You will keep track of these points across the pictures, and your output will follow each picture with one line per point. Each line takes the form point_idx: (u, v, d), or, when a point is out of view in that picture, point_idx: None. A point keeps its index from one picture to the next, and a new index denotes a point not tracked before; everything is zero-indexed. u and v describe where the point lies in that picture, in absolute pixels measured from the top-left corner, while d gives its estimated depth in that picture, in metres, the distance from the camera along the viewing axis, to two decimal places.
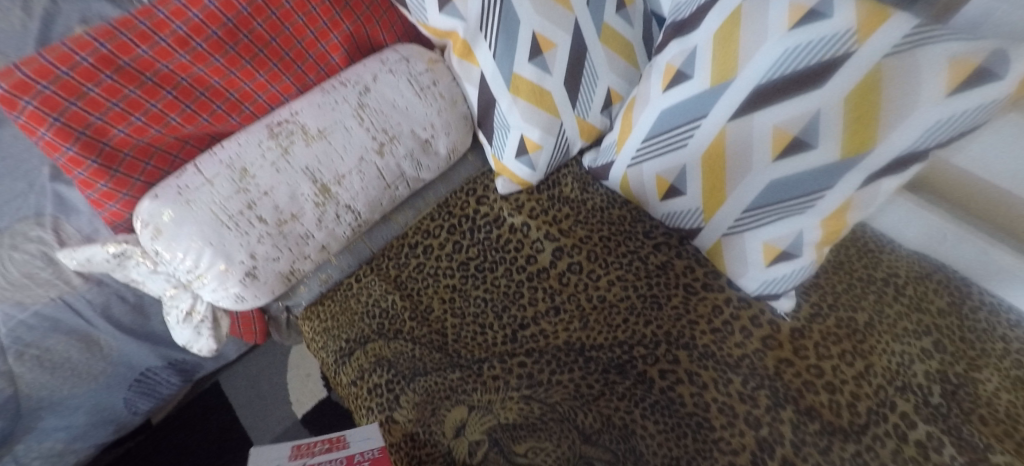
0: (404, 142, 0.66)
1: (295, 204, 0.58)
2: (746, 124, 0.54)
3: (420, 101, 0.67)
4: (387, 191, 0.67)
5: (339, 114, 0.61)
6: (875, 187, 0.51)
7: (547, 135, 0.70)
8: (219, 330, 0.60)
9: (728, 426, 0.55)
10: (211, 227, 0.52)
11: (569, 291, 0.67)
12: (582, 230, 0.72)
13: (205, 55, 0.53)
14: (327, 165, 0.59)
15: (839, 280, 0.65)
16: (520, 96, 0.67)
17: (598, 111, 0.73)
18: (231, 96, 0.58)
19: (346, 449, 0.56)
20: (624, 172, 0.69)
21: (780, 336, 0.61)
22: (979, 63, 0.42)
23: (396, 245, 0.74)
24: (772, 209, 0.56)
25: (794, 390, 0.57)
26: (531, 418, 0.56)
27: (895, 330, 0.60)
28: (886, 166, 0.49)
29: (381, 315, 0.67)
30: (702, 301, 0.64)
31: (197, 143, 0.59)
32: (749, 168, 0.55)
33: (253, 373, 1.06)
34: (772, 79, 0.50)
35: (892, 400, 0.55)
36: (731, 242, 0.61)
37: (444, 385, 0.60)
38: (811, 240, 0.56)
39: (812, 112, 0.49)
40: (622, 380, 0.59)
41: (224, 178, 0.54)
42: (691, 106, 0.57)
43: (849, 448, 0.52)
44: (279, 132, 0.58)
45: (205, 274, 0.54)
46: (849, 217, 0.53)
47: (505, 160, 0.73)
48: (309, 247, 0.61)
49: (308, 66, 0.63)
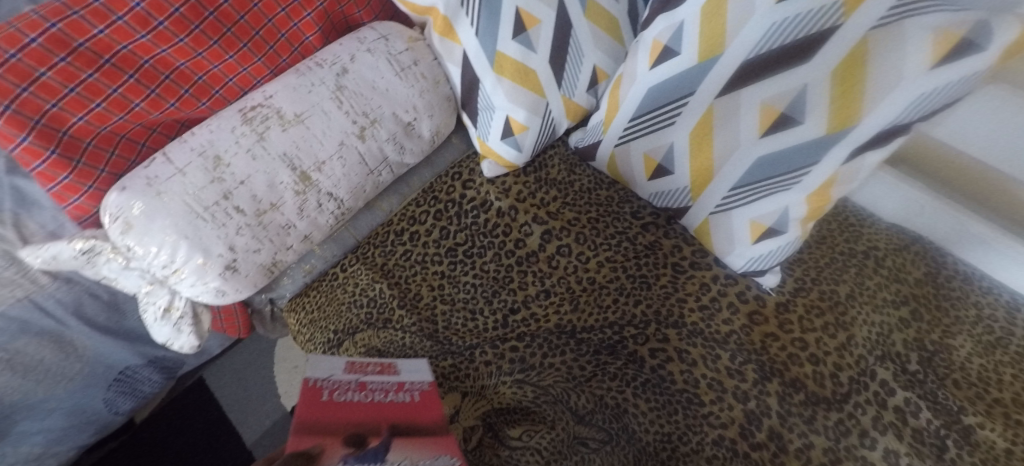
0: (386, 126, 0.64)
1: (274, 193, 0.56)
2: (733, 101, 0.54)
3: (401, 82, 0.65)
4: (370, 177, 0.65)
5: (316, 97, 0.58)
6: (858, 161, 0.51)
7: (533, 115, 0.68)
8: (200, 326, 0.59)
9: (717, 401, 0.56)
10: (186, 219, 0.50)
11: (558, 273, 0.66)
12: (570, 212, 0.72)
13: (168, 35, 0.49)
14: (306, 151, 0.57)
15: (821, 254, 0.67)
16: (505, 75, 0.65)
17: (584, 91, 0.71)
18: (199, 78, 0.55)
19: (397, 376, 0.55)
20: (612, 152, 0.69)
21: (765, 310, 0.62)
22: (963, 35, 0.42)
23: (381, 232, 0.72)
24: (758, 186, 0.56)
25: (779, 364, 0.58)
26: (524, 402, 0.58)
27: (875, 301, 0.62)
28: (870, 140, 0.49)
29: (369, 304, 0.66)
30: (690, 280, 0.65)
31: (164, 131, 0.55)
32: (736, 145, 0.55)
33: (239, 367, 1.04)
34: (759, 54, 0.50)
35: (872, 369, 0.57)
36: (719, 220, 0.62)
37: (437, 372, 0.60)
38: (796, 217, 0.56)
39: (798, 87, 0.49)
40: (614, 361, 0.60)
41: (196, 168, 0.51)
42: (680, 83, 0.57)
43: (832, 416, 0.54)
44: (252, 116, 0.55)
45: (183, 268, 0.52)
46: (833, 192, 0.53)
47: (490, 142, 0.72)
48: (291, 237, 0.59)
49: (280, 46, 0.60)
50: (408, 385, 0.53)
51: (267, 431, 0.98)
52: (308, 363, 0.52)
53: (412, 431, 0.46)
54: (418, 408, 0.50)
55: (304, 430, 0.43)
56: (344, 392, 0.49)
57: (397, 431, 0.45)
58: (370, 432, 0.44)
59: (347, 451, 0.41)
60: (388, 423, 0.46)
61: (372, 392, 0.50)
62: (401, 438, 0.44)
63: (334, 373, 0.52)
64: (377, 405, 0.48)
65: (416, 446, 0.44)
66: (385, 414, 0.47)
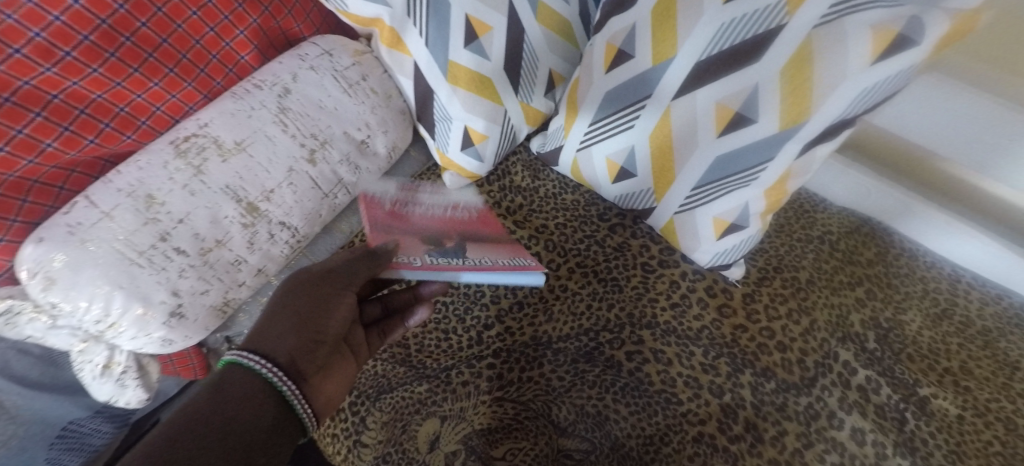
0: (338, 146, 0.61)
1: (218, 229, 0.52)
2: (690, 102, 0.54)
3: (350, 100, 0.62)
4: (326, 201, 0.61)
5: (258, 122, 0.55)
6: (810, 155, 0.52)
7: (491, 124, 0.67)
8: (148, 378, 0.55)
9: (695, 397, 0.56)
10: (118, 268, 0.45)
11: (531, 282, 0.65)
12: (538, 219, 0.71)
13: (78, 66, 0.44)
14: (251, 180, 0.54)
15: (781, 242, 0.69)
16: (459, 85, 0.63)
17: (541, 95, 0.71)
18: (121, 110, 0.50)
19: (451, 201, 0.67)
20: (574, 157, 0.68)
21: (733, 303, 0.63)
22: (898, 31, 0.43)
23: (343, 255, 0.69)
24: (719, 184, 0.57)
25: (749, 354, 0.59)
26: (506, 419, 0.57)
27: (833, 283, 0.64)
28: (820, 134, 0.50)
29: None
30: (659, 279, 0.65)
31: (86, 170, 0.50)
32: (695, 145, 0.55)
33: None
34: (711, 55, 0.51)
35: (834, 350, 0.59)
36: (684, 219, 0.62)
37: (414, 398, 0.58)
38: (756, 211, 0.57)
39: (750, 86, 0.50)
40: (592, 369, 0.59)
41: (126, 209, 0.47)
42: (637, 86, 0.57)
43: (802, 401, 0.56)
44: (187, 148, 0.51)
45: (121, 321, 0.47)
46: (788, 185, 0.55)
47: (450, 154, 0.70)
48: (242, 273, 0.55)
49: (212, 68, 0.56)
50: (461, 208, 0.65)
51: None
52: (359, 186, 0.62)
53: (474, 236, 0.58)
54: (476, 223, 0.62)
55: (388, 225, 0.54)
56: (411, 205, 0.61)
57: (465, 236, 0.57)
58: (445, 235, 0.56)
59: (428, 248, 0.52)
60: (455, 230, 0.58)
61: (433, 209, 0.63)
62: (472, 241, 0.56)
63: (390, 191, 0.62)
64: (441, 218, 0.61)
65: (486, 246, 0.56)
66: (451, 223, 0.60)
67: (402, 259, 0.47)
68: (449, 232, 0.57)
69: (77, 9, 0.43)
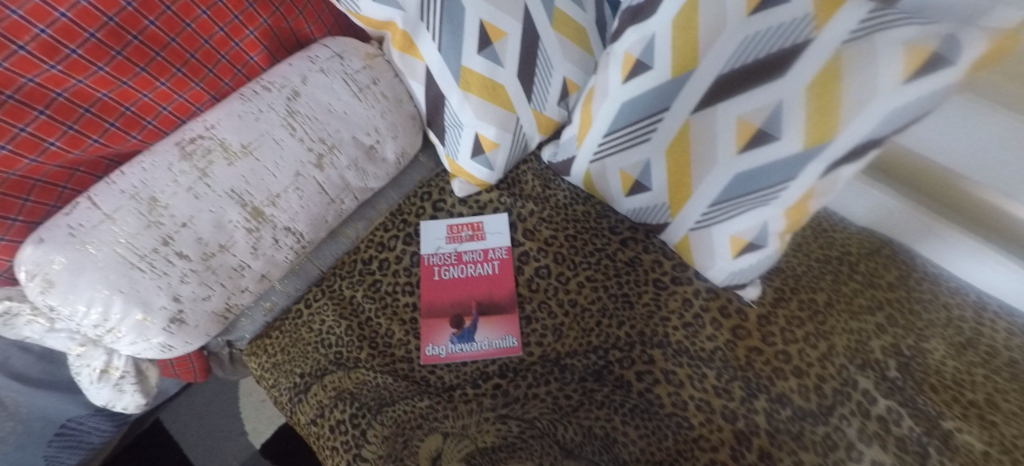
0: (347, 151, 0.60)
1: (222, 233, 0.51)
2: (710, 116, 0.52)
3: (360, 104, 0.61)
4: (333, 206, 0.61)
5: (265, 125, 0.54)
6: (835, 175, 0.50)
7: (503, 132, 0.65)
8: (147, 383, 0.54)
9: (707, 423, 0.55)
10: (118, 273, 0.44)
11: (538, 297, 0.65)
12: (547, 229, 0.69)
13: (83, 64, 0.44)
14: (257, 184, 0.53)
15: (799, 262, 0.67)
16: (472, 91, 0.61)
17: (555, 103, 0.69)
18: (126, 109, 0.49)
19: (484, 243, 0.68)
20: (587, 168, 0.67)
21: (748, 324, 0.61)
22: (933, 50, 0.41)
23: (348, 261, 0.68)
24: (737, 202, 0.55)
25: (765, 379, 0.57)
26: (510, 438, 0.54)
27: (852, 308, 0.62)
28: (846, 154, 0.48)
29: (338, 344, 0.62)
30: (672, 296, 0.63)
31: (89, 170, 0.50)
32: (714, 160, 0.54)
33: (200, 406, 0.96)
34: (733, 68, 0.49)
35: (853, 378, 0.57)
36: (699, 236, 0.60)
37: (415, 413, 0.56)
38: (776, 231, 0.55)
39: (774, 102, 0.48)
40: (601, 388, 0.57)
41: (128, 212, 0.46)
42: (655, 98, 0.55)
43: (819, 430, 0.54)
44: (192, 150, 0.50)
45: (119, 327, 0.46)
46: (810, 205, 0.53)
47: (460, 162, 0.69)
48: (246, 278, 0.55)
49: (221, 69, 0.55)
50: (491, 254, 0.67)
51: None
52: (423, 235, 0.69)
53: (490, 307, 0.63)
54: (499, 280, 0.66)
55: (427, 313, 0.63)
56: (447, 268, 0.67)
57: (483, 309, 0.63)
58: (464, 312, 0.63)
59: (452, 330, 0.62)
60: (475, 301, 0.64)
61: (466, 266, 0.67)
62: (485, 316, 0.63)
63: (439, 247, 0.68)
64: (469, 279, 0.66)
65: (492, 324, 0.62)
66: (475, 290, 0.65)
67: (429, 351, 0.61)
68: (470, 303, 0.64)
69: (84, 6, 0.42)
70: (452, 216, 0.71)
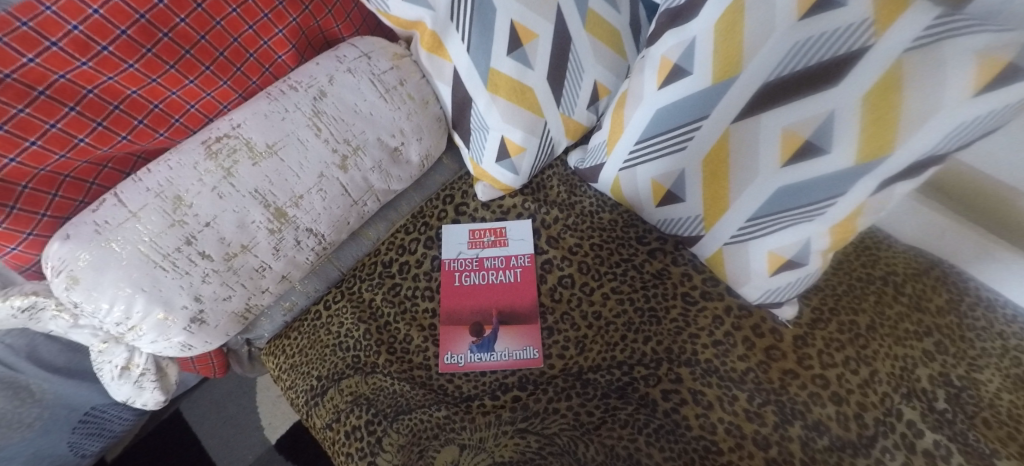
0: (371, 152, 0.59)
1: (244, 233, 0.50)
2: (753, 126, 0.50)
3: (386, 105, 0.59)
4: (355, 208, 0.60)
5: (291, 125, 0.53)
6: (888, 192, 0.47)
7: (530, 136, 0.63)
8: (166, 380, 0.54)
9: (737, 448, 0.52)
10: (141, 271, 0.44)
11: (561, 308, 0.63)
12: (572, 237, 0.67)
13: (114, 61, 0.43)
14: (281, 185, 0.52)
15: (839, 281, 0.63)
16: (499, 94, 0.60)
17: (584, 108, 0.66)
18: (155, 106, 0.49)
19: (506, 249, 0.67)
20: (616, 175, 0.64)
21: (782, 345, 0.58)
22: (1008, 61, 0.37)
23: (368, 263, 0.67)
24: (778, 217, 0.52)
25: (800, 404, 0.54)
26: (528, 454, 0.52)
27: (897, 332, 0.58)
28: (902, 171, 0.44)
29: (356, 348, 0.61)
30: (702, 312, 0.61)
31: (117, 166, 0.50)
32: (755, 173, 0.51)
33: (218, 398, 0.96)
34: (780, 76, 0.46)
35: (897, 408, 0.53)
36: (735, 250, 0.57)
37: (431, 423, 0.55)
38: (819, 248, 0.52)
39: (825, 113, 0.45)
40: (625, 406, 0.55)
41: (153, 210, 0.45)
42: (694, 105, 0.52)
43: (859, 463, 0.50)
44: (218, 149, 0.49)
45: (141, 325, 0.46)
46: (858, 223, 0.49)
47: (484, 165, 0.67)
48: (266, 279, 0.54)
49: (249, 67, 0.54)
50: (514, 260, 0.66)
51: None
52: (445, 238, 0.68)
53: (512, 315, 0.62)
54: (521, 289, 0.64)
55: (447, 320, 0.62)
56: (468, 274, 0.65)
57: (504, 318, 0.62)
58: (485, 320, 0.62)
59: (472, 338, 0.61)
60: (497, 309, 0.63)
61: (487, 273, 0.66)
62: (507, 325, 0.62)
63: (461, 252, 0.67)
64: (491, 286, 0.65)
65: (514, 333, 0.61)
66: (496, 298, 0.64)
67: (447, 359, 0.59)
68: (490, 312, 0.63)
69: (117, 3, 0.41)
70: (474, 220, 0.70)
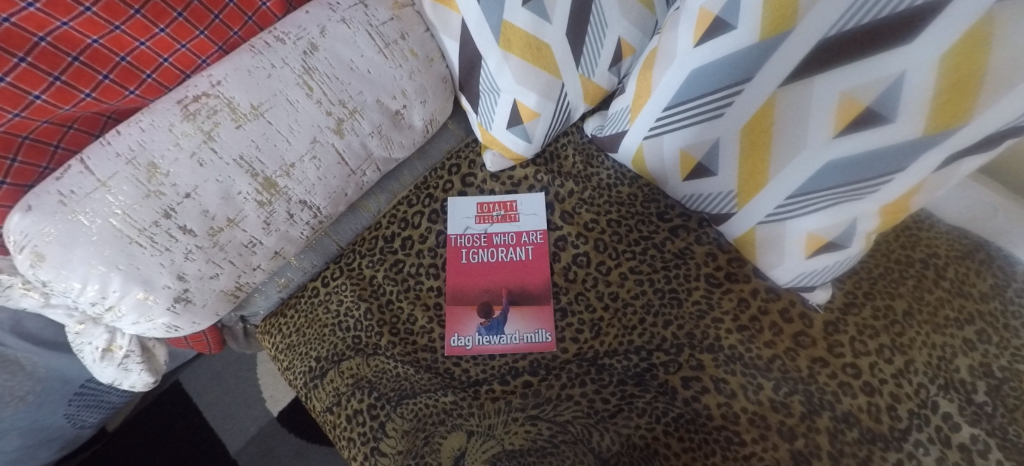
0: (369, 116, 0.53)
1: (231, 206, 0.46)
2: (803, 91, 0.43)
3: (386, 62, 0.53)
4: (353, 179, 0.56)
5: (279, 83, 0.47)
6: (953, 167, 0.41)
7: (545, 100, 0.57)
8: (153, 361, 0.53)
9: (760, 440, 0.48)
10: (114, 248, 0.40)
11: (576, 288, 0.59)
12: (588, 212, 0.63)
13: (67, 2, 0.37)
14: (269, 152, 0.47)
15: (875, 263, 0.59)
16: (513, 51, 0.53)
17: (606, 69, 0.60)
18: (121, 59, 0.43)
19: (517, 225, 0.63)
20: (640, 145, 0.59)
21: (812, 331, 0.54)
22: None
23: (368, 237, 0.63)
24: (823, 195, 0.47)
25: (829, 395, 0.50)
26: (540, 442, 0.50)
27: (936, 320, 0.54)
28: (975, 144, 0.38)
29: (356, 328, 0.57)
30: (726, 295, 0.56)
31: (84, 127, 0.44)
32: (801, 145, 0.45)
33: (219, 370, 0.94)
34: (842, 31, 0.39)
35: (933, 400, 0.50)
36: (769, 230, 0.53)
37: (437, 408, 0.52)
38: (864, 230, 0.47)
39: (891, 77, 0.38)
40: (642, 394, 0.52)
41: (124, 179, 0.40)
42: (735, 66, 0.46)
43: (890, 457, 0.47)
44: (195, 110, 0.44)
45: (119, 305, 0.43)
46: (914, 201, 0.44)
47: (494, 132, 0.61)
48: (257, 256, 0.50)
49: (229, 15, 0.47)
50: (525, 237, 0.62)
51: (252, 439, 0.89)
52: (450, 212, 0.63)
53: (522, 295, 0.59)
54: (533, 268, 0.60)
55: (453, 299, 0.58)
56: (476, 252, 0.61)
57: (514, 298, 0.59)
58: (494, 300, 0.59)
59: (480, 319, 0.57)
60: (507, 289, 0.59)
61: (496, 250, 0.62)
62: (517, 307, 0.58)
63: (468, 227, 0.62)
64: (499, 264, 0.61)
65: (524, 315, 0.57)
66: (506, 277, 0.60)
67: (453, 342, 0.56)
68: (500, 291, 0.60)
69: None
70: (482, 193, 0.65)
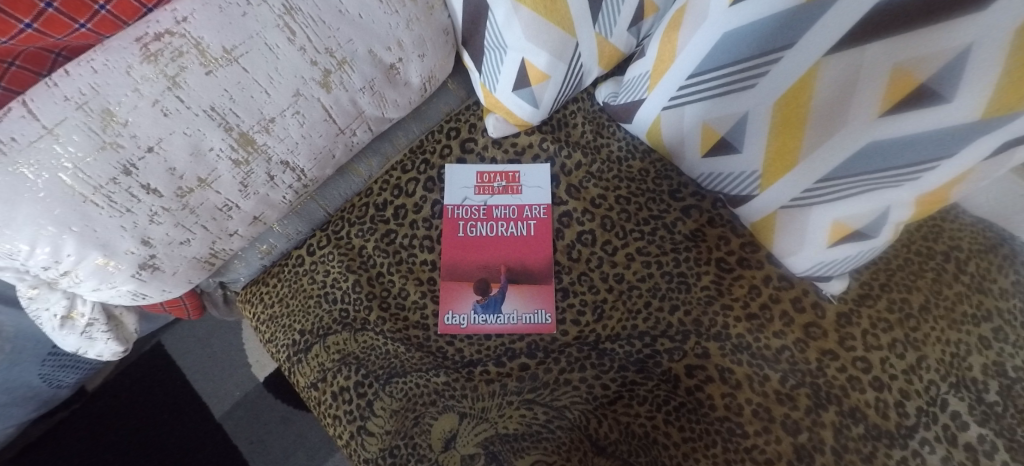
0: (361, 69, 0.48)
1: (201, 164, 0.42)
2: (852, 61, 0.38)
3: (381, 7, 0.47)
4: (341, 138, 0.52)
5: (256, 24, 0.41)
6: (1007, 156, 0.37)
7: (556, 61, 0.52)
8: (120, 330, 0.50)
9: (764, 433, 0.47)
10: (65, 207, 0.36)
11: (578, 268, 0.55)
12: (595, 187, 0.59)
13: None
14: (245, 104, 0.42)
15: (895, 254, 0.55)
16: (524, 1, 0.47)
17: (625, 28, 0.55)
18: None
19: (519, 197, 0.59)
20: (657, 115, 0.55)
21: (824, 323, 0.51)
22: None
23: (358, 204, 0.58)
24: (857, 180, 0.43)
25: (837, 388, 0.48)
26: (534, 426, 0.49)
27: (953, 315, 0.52)
28: None
29: (343, 300, 0.54)
30: (737, 282, 0.53)
31: (28, 64, 0.38)
32: (840, 123, 0.41)
33: (204, 332, 0.91)
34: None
35: (943, 398, 0.48)
36: (791, 215, 0.49)
37: (428, 388, 0.50)
38: (895, 219, 0.44)
39: (956, 51, 0.33)
40: (644, 381, 0.50)
41: (74, 127, 0.35)
42: (775, 30, 0.41)
43: (894, 454, 0.46)
44: (157, 50, 0.37)
45: (75, 270, 0.40)
46: (956, 190, 0.40)
47: (497, 94, 0.56)
48: (233, 221, 0.48)
49: None
50: (527, 211, 0.58)
51: (237, 404, 0.87)
52: (447, 180, 0.59)
53: (522, 273, 0.55)
54: (534, 244, 0.57)
55: (448, 275, 0.55)
56: (474, 226, 0.57)
57: (513, 276, 0.55)
58: (491, 277, 0.56)
59: (476, 296, 0.54)
60: (505, 267, 0.56)
61: (495, 224, 0.58)
62: (515, 285, 0.55)
63: (467, 198, 0.58)
64: (498, 239, 0.57)
65: (524, 294, 0.54)
66: (506, 254, 0.57)
67: (447, 320, 0.53)
68: (498, 268, 0.56)
69: None
70: (483, 161, 0.60)
